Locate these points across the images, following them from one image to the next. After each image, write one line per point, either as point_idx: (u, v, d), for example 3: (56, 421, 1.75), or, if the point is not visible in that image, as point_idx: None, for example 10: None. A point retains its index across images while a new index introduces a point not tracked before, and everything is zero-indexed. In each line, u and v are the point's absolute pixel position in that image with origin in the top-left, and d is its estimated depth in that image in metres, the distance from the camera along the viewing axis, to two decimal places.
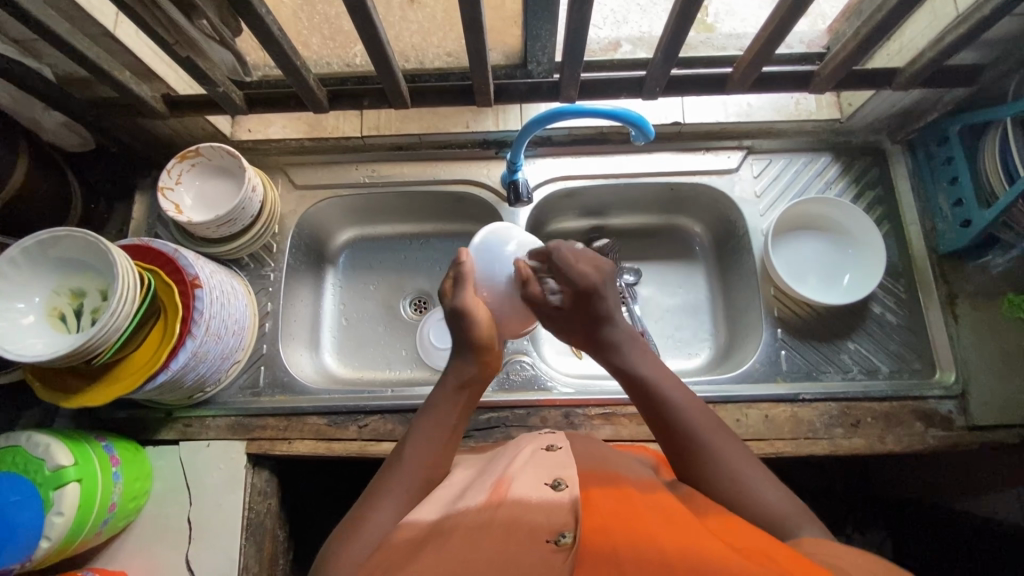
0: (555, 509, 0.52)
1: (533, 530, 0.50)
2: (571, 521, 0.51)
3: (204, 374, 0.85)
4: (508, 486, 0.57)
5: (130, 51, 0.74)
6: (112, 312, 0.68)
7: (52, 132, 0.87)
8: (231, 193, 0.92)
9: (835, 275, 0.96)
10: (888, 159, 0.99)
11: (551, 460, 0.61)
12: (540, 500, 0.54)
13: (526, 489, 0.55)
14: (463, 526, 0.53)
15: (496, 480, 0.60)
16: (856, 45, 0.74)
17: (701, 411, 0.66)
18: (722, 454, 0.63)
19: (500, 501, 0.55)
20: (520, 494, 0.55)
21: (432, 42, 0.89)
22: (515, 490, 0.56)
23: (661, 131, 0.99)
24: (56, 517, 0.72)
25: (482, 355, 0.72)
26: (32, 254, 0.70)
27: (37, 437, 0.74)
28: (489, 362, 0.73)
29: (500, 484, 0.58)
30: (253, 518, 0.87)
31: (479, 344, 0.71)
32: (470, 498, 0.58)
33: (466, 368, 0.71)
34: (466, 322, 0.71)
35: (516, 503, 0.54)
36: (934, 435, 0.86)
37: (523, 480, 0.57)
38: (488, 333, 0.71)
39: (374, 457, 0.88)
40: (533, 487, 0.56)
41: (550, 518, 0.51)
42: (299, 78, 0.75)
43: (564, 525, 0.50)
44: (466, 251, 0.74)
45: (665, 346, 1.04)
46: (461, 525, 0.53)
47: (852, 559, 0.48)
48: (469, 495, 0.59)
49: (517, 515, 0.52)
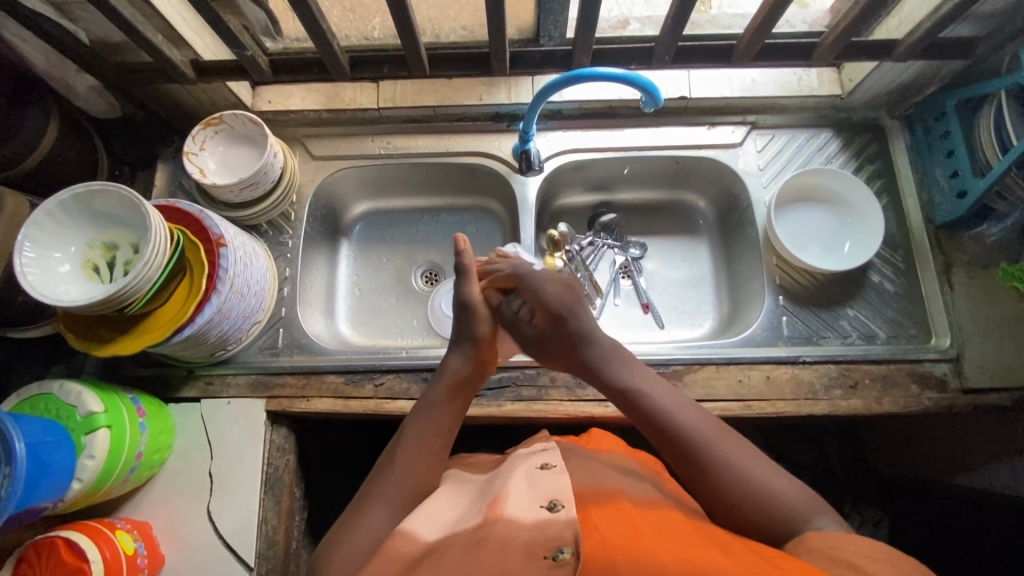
0: (550, 528, 0.56)
1: (530, 546, 0.55)
2: (569, 538, 0.55)
3: (226, 332, 0.88)
4: (503, 504, 0.61)
5: (163, 14, 0.77)
6: (145, 262, 0.71)
7: (84, 97, 0.90)
8: (254, 159, 0.95)
9: (836, 243, 1.00)
10: (887, 135, 1.03)
11: (544, 480, 0.64)
12: (534, 521, 0.58)
13: (522, 510, 0.59)
14: (459, 545, 0.57)
15: (492, 497, 0.64)
16: (855, 15, 0.78)
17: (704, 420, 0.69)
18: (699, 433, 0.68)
19: (496, 519, 0.59)
20: (514, 514, 0.59)
21: (449, 16, 0.93)
22: (510, 510, 0.59)
23: (668, 104, 1.02)
24: (88, 460, 0.75)
25: (477, 352, 0.81)
26: (68, 207, 0.73)
27: (69, 385, 0.77)
28: (483, 361, 0.81)
29: (496, 503, 0.62)
30: (272, 472, 0.90)
31: (477, 339, 0.81)
32: (466, 519, 0.61)
33: (459, 368, 0.79)
34: (470, 316, 0.83)
35: (512, 524, 0.57)
36: (929, 397, 0.89)
37: (518, 500, 0.61)
38: (489, 327, 0.83)
39: (390, 414, 0.91)
40: (529, 510, 0.59)
41: (546, 534, 0.56)
42: (324, 41, 0.78)
43: (562, 540, 0.55)
44: (463, 239, 0.85)
45: (669, 317, 1.08)
46: (459, 543, 0.57)
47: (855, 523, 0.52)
48: (465, 517, 0.62)
49: (512, 534, 0.56)
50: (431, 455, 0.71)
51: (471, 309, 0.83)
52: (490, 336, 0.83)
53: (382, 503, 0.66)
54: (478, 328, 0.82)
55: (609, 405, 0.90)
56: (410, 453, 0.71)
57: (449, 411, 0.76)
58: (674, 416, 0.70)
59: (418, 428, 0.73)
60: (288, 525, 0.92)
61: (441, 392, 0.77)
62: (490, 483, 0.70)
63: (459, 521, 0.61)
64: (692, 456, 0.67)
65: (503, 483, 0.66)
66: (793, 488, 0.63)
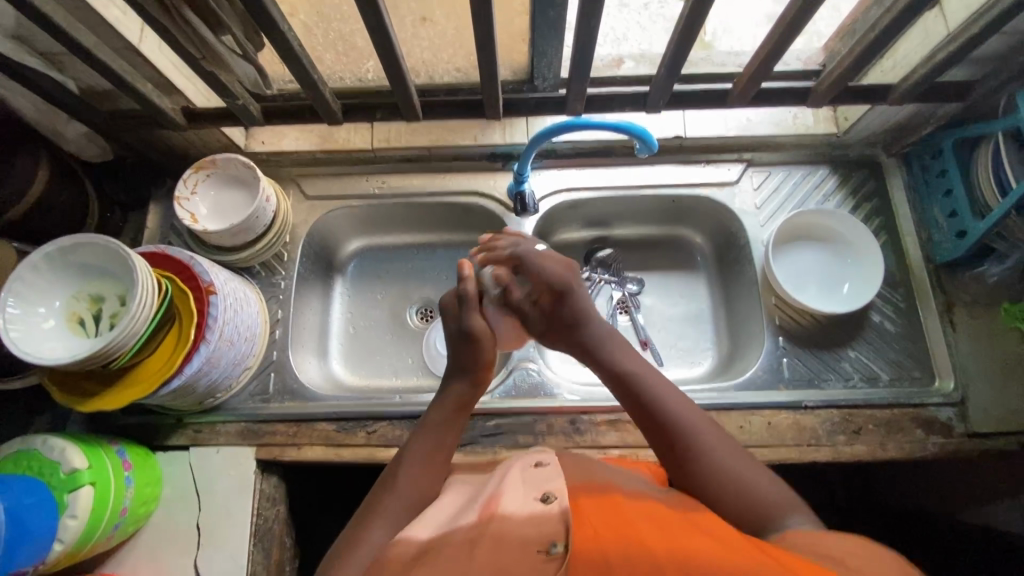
0: (544, 522, 0.54)
1: (525, 541, 0.52)
2: (561, 532, 0.53)
3: (216, 380, 0.86)
4: (498, 502, 0.58)
5: (153, 65, 0.77)
6: (131, 316, 0.70)
7: (74, 142, 0.90)
8: (245, 204, 0.94)
9: (835, 284, 0.98)
10: (885, 172, 1.02)
11: (536, 477, 0.62)
12: (528, 513, 0.55)
13: (515, 504, 0.57)
14: (454, 542, 0.54)
15: (486, 495, 0.61)
16: (850, 62, 0.78)
17: (713, 435, 0.66)
18: (657, 391, 0.69)
19: (491, 515, 0.56)
20: (509, 508, 0.56)
21: (443, 58, 0.92)
22: (504, 506, 0.57)
23: (663, 144, 1.02)
24: (71, 519, 0.72)
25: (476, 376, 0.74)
26: (54, 260, 0.72)
27: (53, 441, 0.75)
28: (482, 383, 0.75)
29: (490, 501, 0.59)
30: (261, 524, 0.88)
31: (479, 367, 0.73)
32: (460, 515, 0.59)
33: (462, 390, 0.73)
34: (475, 347, 0.72)
35: (505, 518, 0.55)
36: (934, 442, 0.87)
37: (512, 495, 0.58)
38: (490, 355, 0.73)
39: (382, 463, 0.89)
40: (522, 502, 0.57)
41: (541, 530, 0.53)
42: (316, 91, 0.78)
43: (555, 535, 0.53)
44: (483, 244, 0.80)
45: (668, 356, 1.05)
46: (454, 541, 0.54)
47: (846, 547, 0.51)
48: (459, 511, 0.60)
49: (507, 528, 0.54)
50: (436, 477, 0.68)
51: (479, 341, 0.72)
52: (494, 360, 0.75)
53: (383, 523, 0.63)
54: (484, 354, 0.73)
55: (607, 453, 0.88)
56: (412, 476, 0.67)
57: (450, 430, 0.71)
58: (684, 424, 0.66)
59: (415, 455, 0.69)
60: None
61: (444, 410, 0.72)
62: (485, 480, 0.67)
63: (453, 519, 0.58)
64: (676, 446, 0.66)
65: (497, 482, 0.63)
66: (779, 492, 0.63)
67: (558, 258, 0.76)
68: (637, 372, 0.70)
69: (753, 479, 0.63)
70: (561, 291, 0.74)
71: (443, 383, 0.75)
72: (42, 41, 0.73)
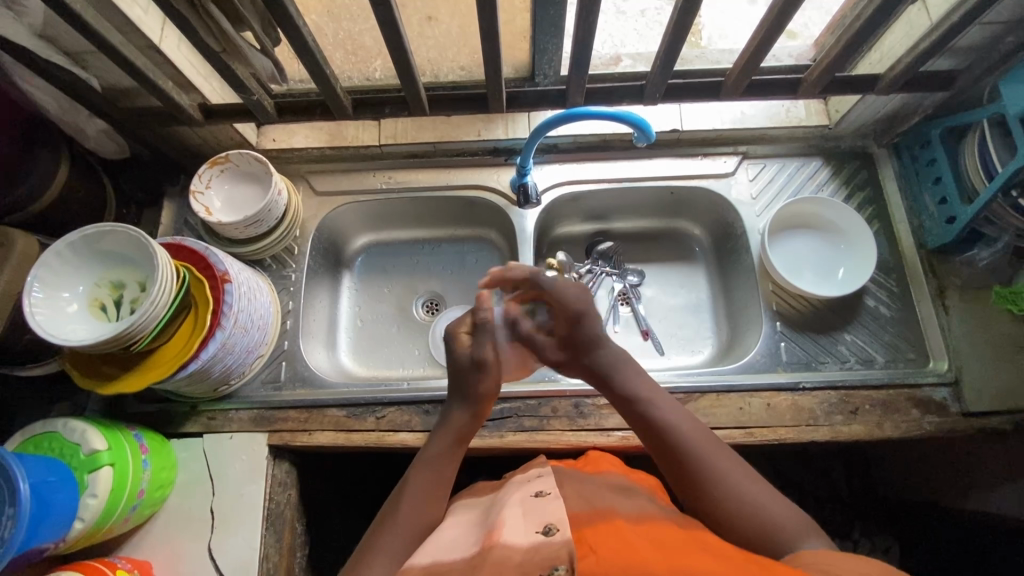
0: (545, 549, 0.55)
1: (525, 565, 0.53)
2: (564, 556, 0.53)
3: (230, 366, 0.89)
4: (500, 532, 0.59)
5: (172, 61, 0.81)
6: (151, 300, 0.73)
7: (94, 139, 0.92)
8: (258, 197, 0.98)
9: (829, 271, 1.01)
10: (876, 163, 1.05)
11: (538, 507, 0.62)
12: (529, 543, 0.56)
13: (516, 535, 0.58)
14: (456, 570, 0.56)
15: (488, 527, 0.62)
16: (837, 53, 0.81)
17: (723, 460, 0.67)
18: (664, 412, 0.71)
19: (493, 545, 0.57)
20: (511, 538, 0.57)
21: (447, 57, 0.97)
22: (505, 535, 0.58)
23: (661, 137, 1.06)
24: (91, 499, 0.75)
25: (476, 407, 0.77)
26: (77, 247, 0.75)
27: (74, 423, 0.78)
28: (481, 414, 0.78)
29: (491, 532, 0.61)
30: (273, 508, 0.90)
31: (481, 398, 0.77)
32: (462, 549, 0.60)
33: (463, 421, 0.76)
34: (477, 378, 0.76)
35: (506, 548, 0.56)
36: (930, 421, 0.89)
37: (513, 526, 0.60)
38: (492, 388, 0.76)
39: (391, 447, 0.91)
40: (523, 534, 0.58)
41: (541, 555, 0.54)
42: (327, 85, 0.81)
43: (557, 559, 0.53)
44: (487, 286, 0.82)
45: (668, 344, 1.08)
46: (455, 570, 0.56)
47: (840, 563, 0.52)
48: (461, 545, 0.61)
49: (506, 555, 0.55)
50: (433, 506, 0.70)
51: (485, 370, 0.76)
52: (493, 393, 0.77)
53: (383, 553, 0.65)
54: (484, 387, 0.76)
55: (611, 434, 0.90)
56: (412, 504, 0.70)
57: (451, 459, 0.74)
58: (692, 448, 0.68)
59: (415, 485, 0.71)
60: (289, 561, 0.91)
61: (446, 440, 0.75)
62: (489, 511, 0.68)
63: (456, 549, 0.60)
64: (687, 469, 0.67)
65: (499, 512, 0.64)
66: (791, 512, 0.63)
67: (568, 293, 0.78)
68: (647, 397, 0.73)
69: (762, 503, 0.64)
70: (576, 317, 0.77)
71: (445, 413, 0.78)
72: (70, 40, 0.77)
